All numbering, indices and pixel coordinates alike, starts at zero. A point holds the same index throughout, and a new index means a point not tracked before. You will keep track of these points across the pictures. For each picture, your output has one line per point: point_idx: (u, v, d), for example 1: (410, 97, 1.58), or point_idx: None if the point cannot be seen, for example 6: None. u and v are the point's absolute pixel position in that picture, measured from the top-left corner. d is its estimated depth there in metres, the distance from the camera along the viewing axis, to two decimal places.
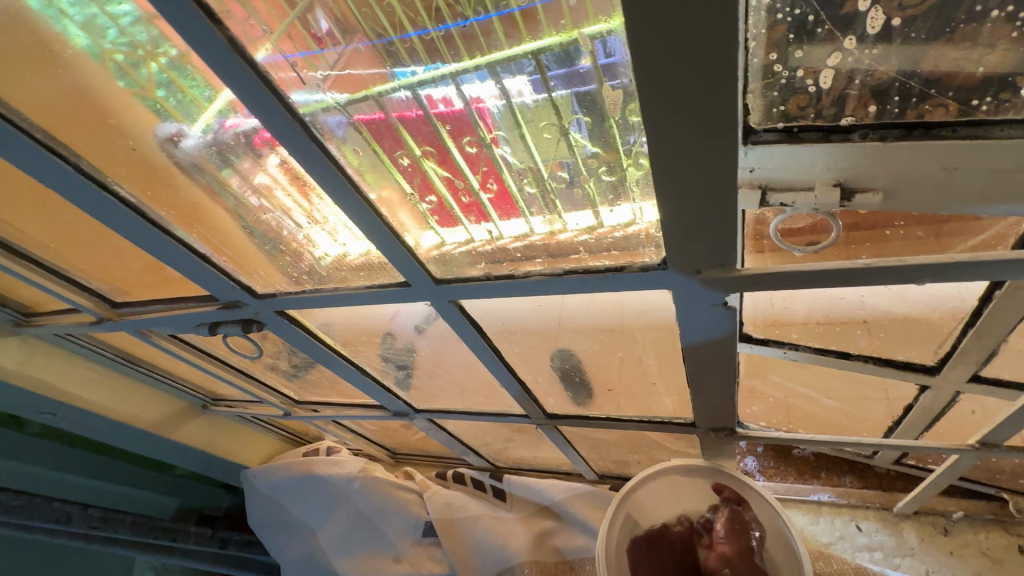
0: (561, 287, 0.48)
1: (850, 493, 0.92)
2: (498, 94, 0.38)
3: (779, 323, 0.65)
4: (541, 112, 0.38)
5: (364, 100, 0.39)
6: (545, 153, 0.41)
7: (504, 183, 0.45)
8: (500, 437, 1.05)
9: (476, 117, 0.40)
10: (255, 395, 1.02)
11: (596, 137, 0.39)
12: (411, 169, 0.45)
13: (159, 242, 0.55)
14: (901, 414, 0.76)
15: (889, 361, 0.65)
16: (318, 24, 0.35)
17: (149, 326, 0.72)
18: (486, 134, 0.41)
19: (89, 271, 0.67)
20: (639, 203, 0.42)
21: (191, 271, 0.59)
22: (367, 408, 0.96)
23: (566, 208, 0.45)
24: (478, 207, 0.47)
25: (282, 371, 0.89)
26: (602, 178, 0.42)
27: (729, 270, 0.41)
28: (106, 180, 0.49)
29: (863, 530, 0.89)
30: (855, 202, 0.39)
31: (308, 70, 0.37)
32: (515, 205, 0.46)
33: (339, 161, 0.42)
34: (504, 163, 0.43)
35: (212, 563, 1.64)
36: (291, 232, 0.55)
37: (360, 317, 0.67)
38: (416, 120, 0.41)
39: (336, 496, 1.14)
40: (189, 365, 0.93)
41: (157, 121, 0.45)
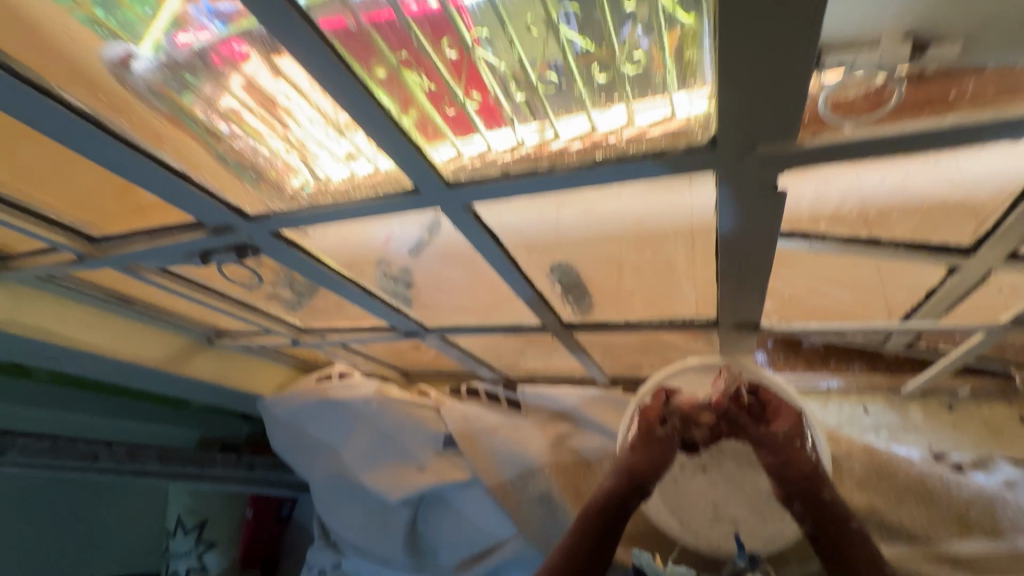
0: (590, 178, 0.43)
1: (858, 379, 0.94)
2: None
3: (808, 212, 0.61)
4: (523, 4, 0.35)
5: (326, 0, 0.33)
6: (533, 53, 0.38)
7: (486, 89, 0.40)
8: (513, 350, 1.05)
9: (454, 14, 0.35)
10: (261, 327, 0.99)
11: (587, 30, 0.36)
12: (390, 84, 0.39)
13: (127, 159, 0.48)
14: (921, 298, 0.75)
15: (919, 245, 0.62)
16: None
17: (136, 260, 0.67)
18: (468, 37, 0.37)
19: (56, 203, 0.61)
20: (636, 102, 0.40)
21: (167, 192, 0.52)
22: (376, 330, 0.94)
23: (557, 112, 0.42)
24: (464, 121, 0.42)
25: (286, 299, 0.85)
26: (595, 79, 0.39)
27: (791, 140, 0.37)
28: (47, 84, 0.41)
29: (870, 411, 0.92)
30: (927, 55, 0.36)
31: None
32: (500, 115, 0.42)
33: (340, 54, 0.35)
34: (485, 66, 0.38)
35: (243, 485, 1.72)
36: (265, 159, 0.50)
37: (362, 235, 0.63)
38: (390, 24, 0.35)
39: (354, 417, 1.16)
40: (186, 300, 0.89)
41: (101, 43, 0.41)
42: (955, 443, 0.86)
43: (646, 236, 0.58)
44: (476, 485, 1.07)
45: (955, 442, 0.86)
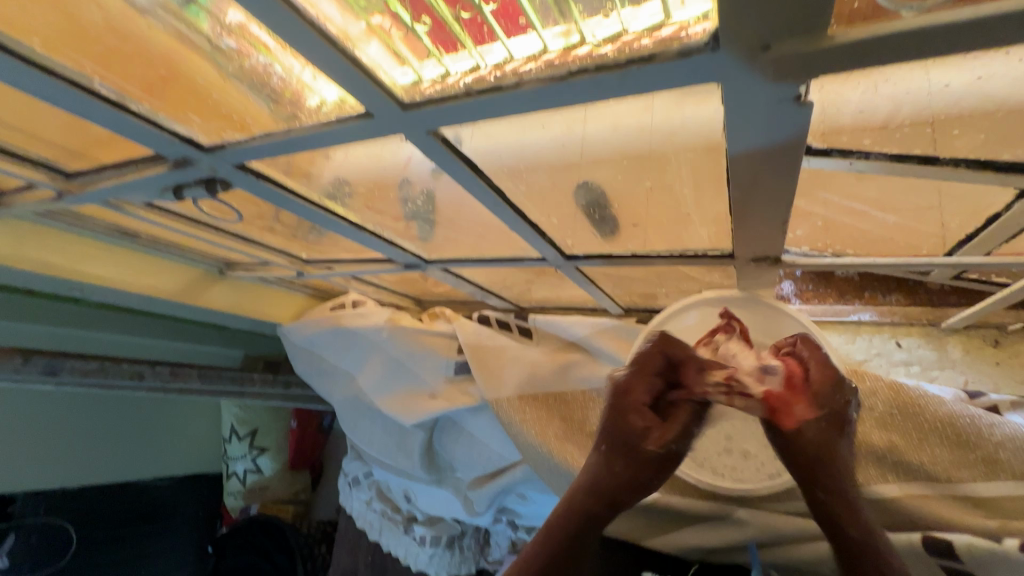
0: (566, 95, 0.37)
1: (894, 311, 0.86)
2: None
3: (849, 129, 0.51)
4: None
5: None
6: None
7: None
8: (521, 280, 1.01)
9: None
10: (265, 259, 0.98)
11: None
12: None
13: (57, 93, 0.43)
14: (980, 224, 0.65)
15: (987, 164, 0.53)
16: None
17: (116, 196, 0.64)
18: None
19: (24, 141, 0.58)
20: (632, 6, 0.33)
21: (116, 126, 0.47)
22: (377, 262, 0.91)
23: (585, 13, 0.35)
24: (480, 26, 0.37)
25: (282, 231, 0.82)
26: None
27: (812, 40, 0.29)
28: None
29: (903, 346, 0.86)
30: None
31: None
32: (522, 16, 0.36)
33: None
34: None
35: (280, 400, 1.84)
36: (280, 79, 0.44)
37: (336, 164, 0.57)
38: None
39: (368, 345, 1.18)
40: (182, 233, 0.87)
41: None
42: (995, 381, 0.80)
43: (651, 161, 0.52)
44: (486, 409, 1.09)
45: (995, 381, 0.79)
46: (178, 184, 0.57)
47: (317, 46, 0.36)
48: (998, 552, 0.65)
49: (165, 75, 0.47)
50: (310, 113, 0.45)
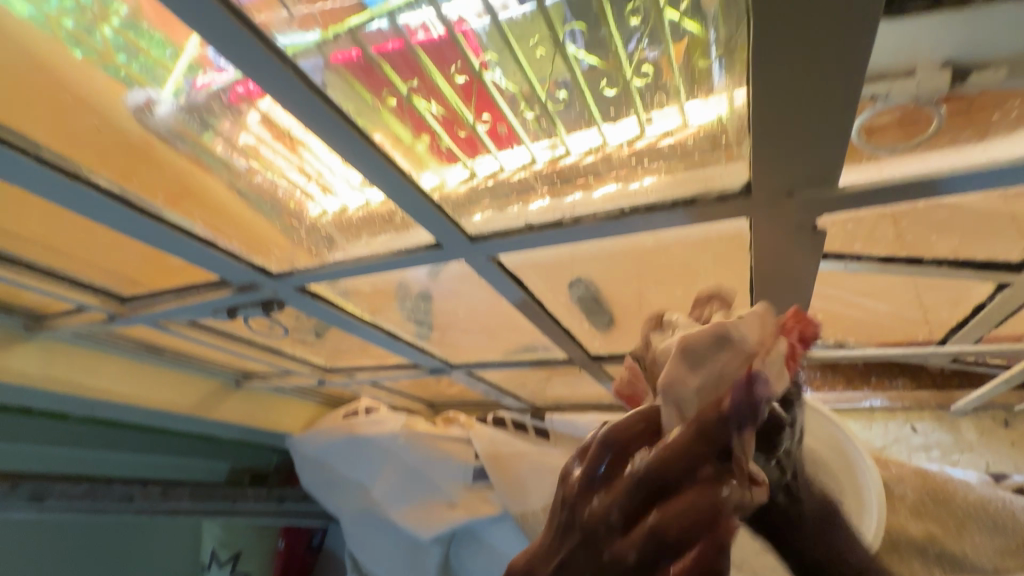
0: (619, 226, 0.48)
1: (903, 396, 0.90)
2: (483, 12, 0.36)
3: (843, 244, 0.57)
4: (530, 27, 0.37)
5: (339, 36, 0.36)
6: (541, 73, 0.40)
7: (498, 111, 0.42)
8: (539, 380, 1.03)
9: (461, 41, 0.38)
10: (287, 368, 0.99)
11: (592, 46, 0.38)
12: (400, 111, 0.42)
13: (162, 235, 0.52)
14: (967, 314, 0.71)
15: (966, 263, 0.59)
16: None
17: (166, 317, 0.68)
18: (475, 61, 0.39)
19: (92, 271, 0.63)
20: (605, 124, 0.42)
21: (205, 260, 0.56)
22: (401, 369, 0.93)
23: (568, 130, 0.43)
24: (474, 142, 0.45)
25: (313, 343, 0.85)
26: (603, 93, 0.40)
27: (831, 185, 0.41)
28: (78, 171, 0.45)
29: (919, 430, 0.88)
30: (969, 83, 0.36)
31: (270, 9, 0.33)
32: (511, 134, 0.44)
33: (340, 105, 0.39)
34: (497, 89, 0.41)
35: (274, 520, 1.68)
36: (285, 191, 0.50)
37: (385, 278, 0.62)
38: (397, 53, 0.38)
39: (382, 453, 1.15)
40: (211, 347, 0.90)
41: (124, 90, 0.43)
42: (1015, 462, 0.81)
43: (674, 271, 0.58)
44: (508, 518, 1.05)
45: (1015, 462, 0.81)
46: (235, 304, 0.62)
47: (354, 150, 0.42)
48: None
49: (226, 216, 0.53)
50: (337, 223, 0.53)
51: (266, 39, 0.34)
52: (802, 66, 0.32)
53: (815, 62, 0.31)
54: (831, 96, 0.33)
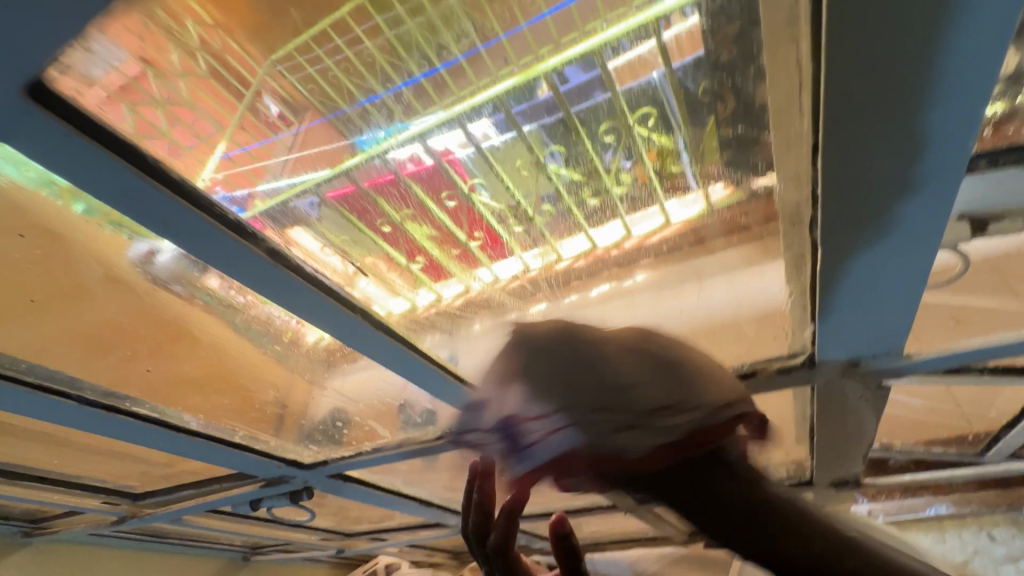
0: None
1: (967, 499, 0.84)
2: (465, 141, 0.35)
3: None
4: (512, 151, 0.35)
5: (336, 176, 0.35)
6: (525, 189, 0.37)
7: (492, 229, 0.39)
8: (577, 521, 0.95)
9: (449, 169, 0.36)
10: (304, 540, 0.91)
11: (571, 162, 0.35)
12: (393, 236, 0.40)
13: (196, 446, 0.51)
14: (1017, 414, 0.68)
15: (1009, 369, 0.58)
16: (269, 109, 0.32)
17: (181, 513, 0.64)
18: (463, 185, 0.37)
19: (109, 471, 0.59)
20: (628, 216, 0.37)
21: (240, 462, 0.55)
22: (430, 528, 0.86)
23: (557, 237, 0.40)
24: (468, 257, 0.42)
25: (335, 513, 0.78)
26: (587, 203, 0.37)
27: (896, 356, 0.40)
28: (124, 404, 0.46)
29: (997, 538, 0.81)
30: (991, 231, 0.38)
31: (268, 157, 0.33)
32: (503, 245, 0.40)
33: (331, 236, 0.39)
34: (487, 210, 0.38)
35: None
36: (283, 320, 0.42)
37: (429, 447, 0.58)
38: (388, 186, 0.37)
39: None
40: (223, 530, 0.82)
41: (124, 242, 0.34)
42: None
43: None
44: None
45: None
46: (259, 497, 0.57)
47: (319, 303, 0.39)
48: None
49: (255, 416, 0.53)
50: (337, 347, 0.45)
51: (231, 223, 0.32)
52: (866, 197, 0.27)
53: (885, 229, 0.29)
54: (899, 252, 0.30)
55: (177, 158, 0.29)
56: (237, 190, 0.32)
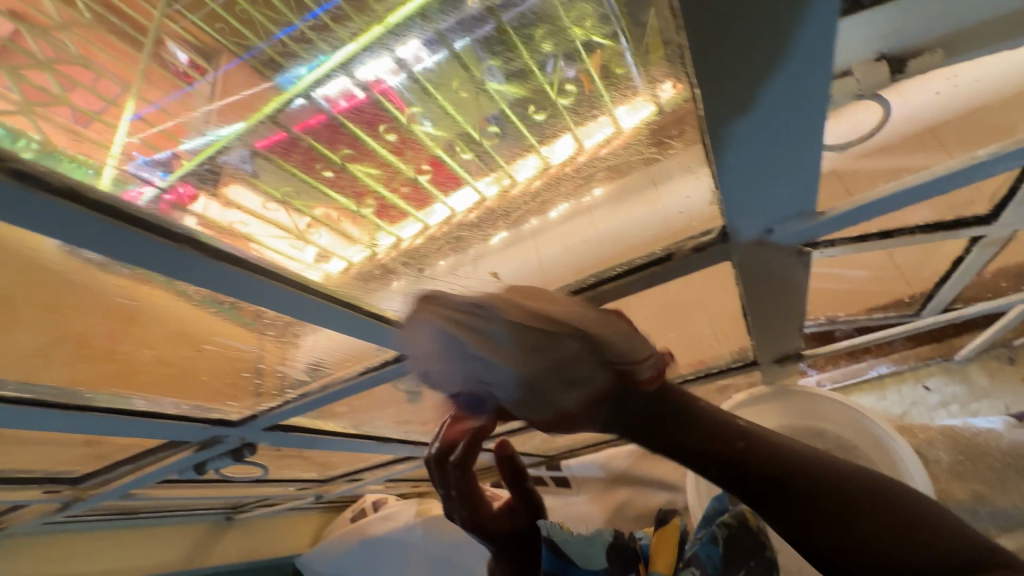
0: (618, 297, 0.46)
1: (906, 357, 0.89)
2: (395, 68, 0.32)
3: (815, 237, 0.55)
4: (447, 73, 0.33)
5: (260, 123, 0.33)
6: (467, 115, 0.35)
7: (437, 159, 0.37)
8: (547, 433, 0.97)
9: (383, 102, 0.34)
10: (280, 493, 0.91)
11: (513, 77, 0.33)
12: (339, 181, 0.37)
13: None
14: (949, 269, 0.70)
15: (939, 225, 0.57)
16: (175, 57, 0.30)
17: (127, 489, 0.61)
18: (401, 117, 0.35)
19: (32, 459, 0.55)
20: (578, 128, 0.36)
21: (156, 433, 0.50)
22: (401, 462, 0.86)
23: (506, 160, 0.38)
24: (419, 193, 0.39)
25: (301, 463, 0.77)
26: (534, 119, 0.35)
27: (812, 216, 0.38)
28: None
29: (932, 388, 0.87)
30: (910, 70, 0.34)
31: (187, 112, 0.30)
32: (455, 175, 0.38)
33: (270, 189, 0.36)
34: (431, 140, 0.36)
35: None
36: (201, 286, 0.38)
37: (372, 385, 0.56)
38: (321, 129, 0.34)
39: (404, 550, 1.06)
40: (191, 497, 0.81)
41: None
42: None
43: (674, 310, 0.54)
44: None
45: None
46: (200, 461, 0.55)
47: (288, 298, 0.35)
48: None
49: None
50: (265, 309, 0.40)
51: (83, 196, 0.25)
52: (743, 51, 0.24)
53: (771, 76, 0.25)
54: (789, 107, 0.26)
55: (85, 128, 0.27)
56: (159, 152, 0.30)
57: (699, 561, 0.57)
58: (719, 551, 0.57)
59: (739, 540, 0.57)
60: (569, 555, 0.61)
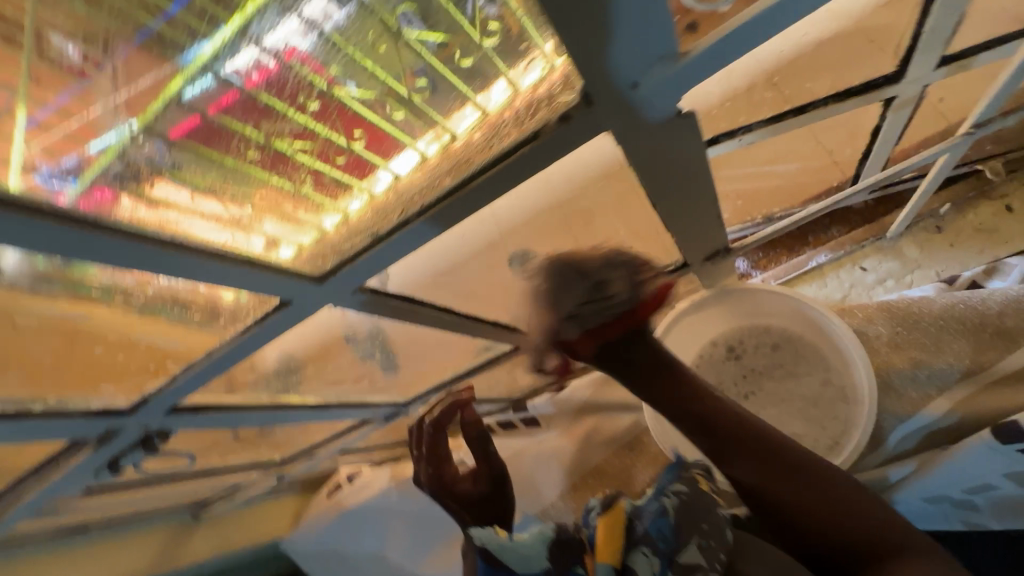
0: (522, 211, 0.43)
1: (842, 243, 0.90)
2: (303, 28, 0.26)
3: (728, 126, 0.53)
4: (358, 26, 0.27)
5: (165, 109, 0.28)
6: (390, 71, 0.29)
7: (369, 122, 0.31)
8: (505, 376, 0.95)
9: (299, 70, 0.28)
10: (240, 482, 0.87)
11: (428, 19, 0.27)
12: (268, 162, 0.31)
13: None
14: (867, 143, 0.68)
15: (847, 93, 0.54)
16: (63, 52, 0.25)
17: (44, 503, 0.56)
18: (319, 82, 0.28)
19: None
20: (511, 71, 0.30)
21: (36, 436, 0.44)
22: (356, 429, 0.83)
23: (444, 116, 0.32)
24: (358, 163, 0.33)
25: (246, 445, 0.73)
26: (462, 66, 0.29)
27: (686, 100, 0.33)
28: None
29: (868, 268, 0.88)
30: None
31: (89, 109, 0.26)
32: (390, 138, 0.32)
33: (198, 182, 0.31)
34: (357, 105, 0.30)
35: None
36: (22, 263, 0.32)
37: (284, 348, 0.52)
38: (238, 105, 0.28)
39: (384, 513, 1.06)
40: (139, 501, 0.76)
41: None
42: (959, 262, 0.82)
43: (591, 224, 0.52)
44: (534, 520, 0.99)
45: (959, 261, 0.82)
46: (110, 458, 0.50)
47: (199, 265, 0.31)
48: None
49: None
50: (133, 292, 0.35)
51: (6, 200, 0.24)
52: None
53: None
54: None
55: None
56: (67, 158, 0.26)
57: (651, 539, 0.53)
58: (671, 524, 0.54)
59: (692, 504, 0.56)
60: (506, 564, 0.58)
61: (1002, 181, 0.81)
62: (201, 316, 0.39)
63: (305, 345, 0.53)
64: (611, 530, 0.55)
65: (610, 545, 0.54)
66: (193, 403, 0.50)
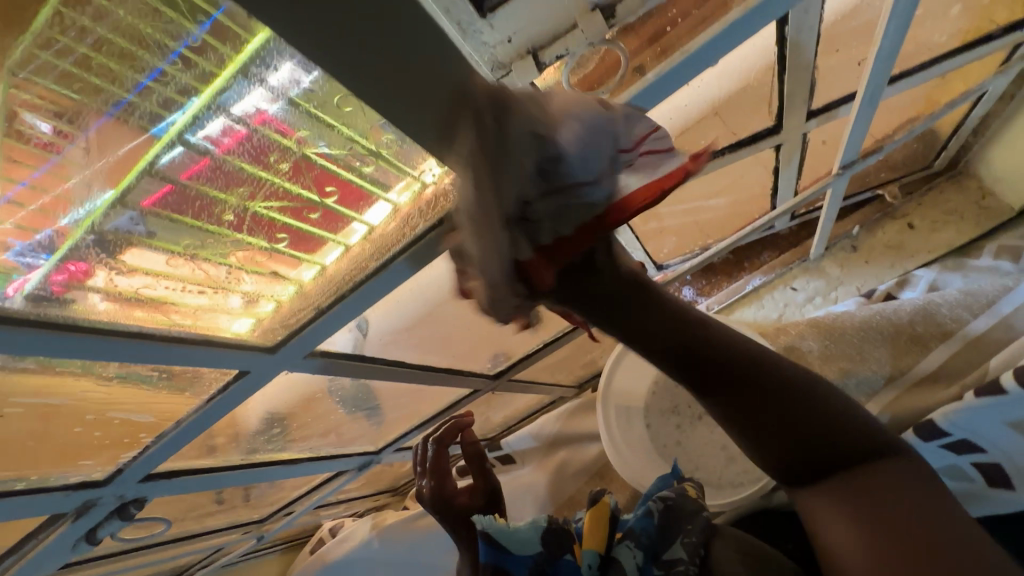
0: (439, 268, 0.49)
1: (773, 266, 0.98)
2: (270, 95, 0.29)
3: None
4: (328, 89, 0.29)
5: (139, 179, 0.31)
6: (357, 128, 0.32)
7: (342, 179, 0.36)
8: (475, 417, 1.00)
9: (269, 131, 0.31)
10: (219, 545, 0.88)
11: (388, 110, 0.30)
12: (242, 220, 0.36)
13: None
14: (773, 181, 0.76)
15: (740, 143, 0.63)
16: (37, 128, 0.28)
17: None
18: (290, 142, 0.32)
19: None
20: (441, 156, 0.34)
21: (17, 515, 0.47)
22: (331, 481, 0.86)
23: (412, 166, 0.36)
24: (334, 216, 0.38)
25: (223, 506, 0.76)
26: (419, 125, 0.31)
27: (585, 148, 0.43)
28: None
29: (798, 288, 0.96)
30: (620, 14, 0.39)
31: (62, 183, 0.30)
32: (363, 192, 0.37)
33: (172, 245, 0.35)
34: (327, 161, 0.34)
35: None
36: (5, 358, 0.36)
37: (253, 410, 0.56)
38: (207, 171, 0.32)
39: (368, 563, 1.07)
40: None
41: None
42: (875, 276, 0.91)
43: None
44: None
45: (874, 276, 0.91)
46: (89, 529, 0.53)
47: (163, 349, 0.38)
48: (963, 407, 0.67)
49: None
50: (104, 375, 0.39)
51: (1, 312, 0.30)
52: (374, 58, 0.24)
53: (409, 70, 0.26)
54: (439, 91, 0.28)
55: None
56: (39, 234, 0.31)
57: (635, 535, 0.60)
58: (653, 522, 0.60)
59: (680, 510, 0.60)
60: (504, 544, 0.61)
61: (901, 202, 0.90)
62: (170, 390, 0.43)
63: (273, 406, 0.58)
64: (600, 521, 0.61)
65: (595, 533, 0.60)
66: (165, 470, 0.53)
